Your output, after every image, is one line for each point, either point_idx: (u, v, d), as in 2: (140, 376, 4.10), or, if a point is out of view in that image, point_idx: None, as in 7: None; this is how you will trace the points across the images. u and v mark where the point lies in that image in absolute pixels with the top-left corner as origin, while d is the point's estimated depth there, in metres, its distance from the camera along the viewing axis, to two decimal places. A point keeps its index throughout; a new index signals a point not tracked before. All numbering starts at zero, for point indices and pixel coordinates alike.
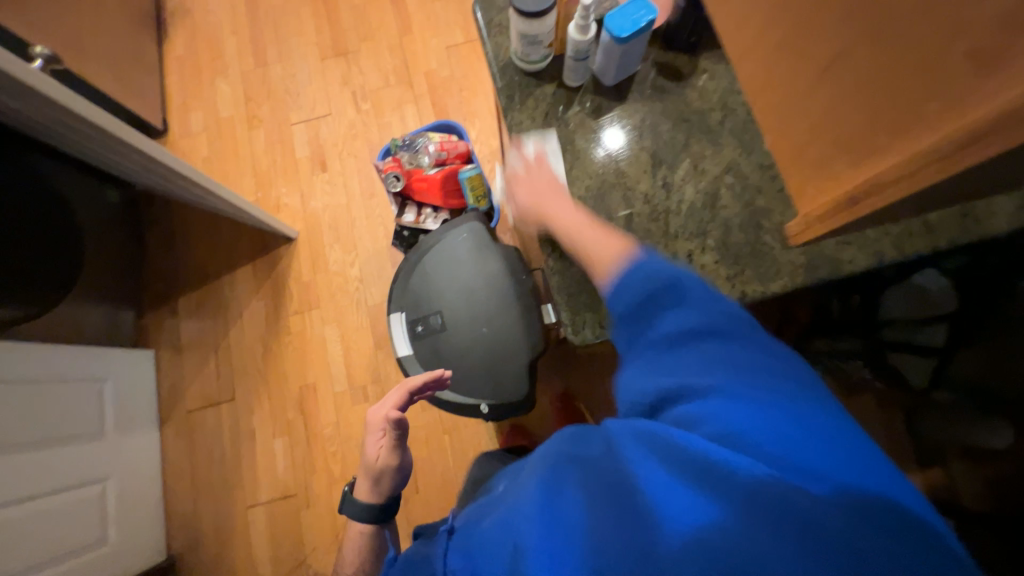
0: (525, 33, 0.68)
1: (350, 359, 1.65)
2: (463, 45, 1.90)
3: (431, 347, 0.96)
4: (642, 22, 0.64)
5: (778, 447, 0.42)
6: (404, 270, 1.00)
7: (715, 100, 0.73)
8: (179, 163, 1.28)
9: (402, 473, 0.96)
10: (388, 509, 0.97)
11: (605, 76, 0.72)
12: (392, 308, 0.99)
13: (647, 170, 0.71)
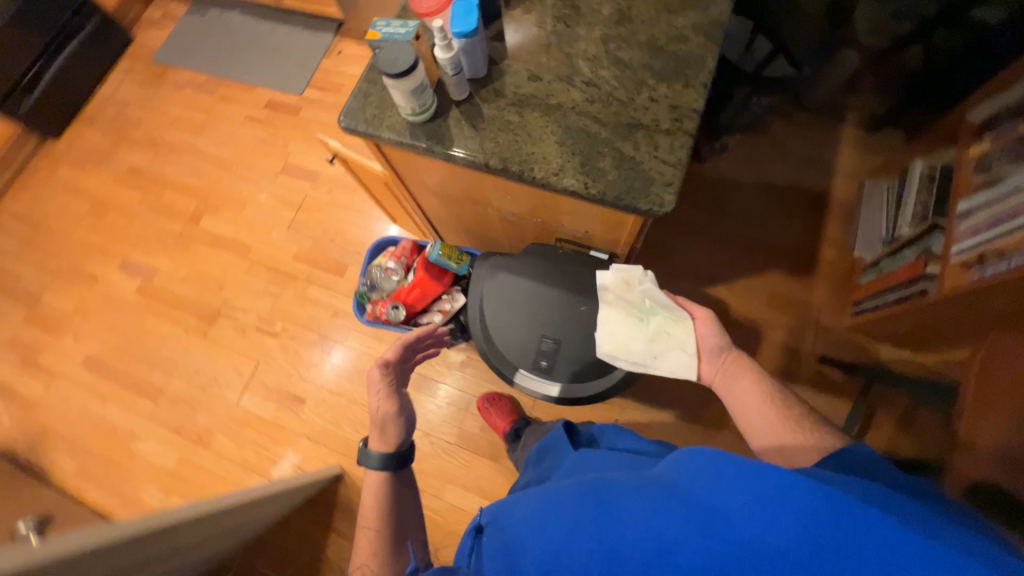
0: (413, 89, 0.74)
1: (489, 492, 1.52)
2: (299, 214, 1.94)
3: (566, 363, 0.99)
4: (473, 10, 0.75)
5: (833, 533, 0.40)
6: (486, 344, 1.01)
7: (548, 20, 0.87)
8: (204, 509, 1.11)
9: (410, 421, 0.96)
10: (406, 454, 0.92)
11: (477, 70, 0.82)
12: (512, 375, 0.99)
13: (568, 86, 0.81)
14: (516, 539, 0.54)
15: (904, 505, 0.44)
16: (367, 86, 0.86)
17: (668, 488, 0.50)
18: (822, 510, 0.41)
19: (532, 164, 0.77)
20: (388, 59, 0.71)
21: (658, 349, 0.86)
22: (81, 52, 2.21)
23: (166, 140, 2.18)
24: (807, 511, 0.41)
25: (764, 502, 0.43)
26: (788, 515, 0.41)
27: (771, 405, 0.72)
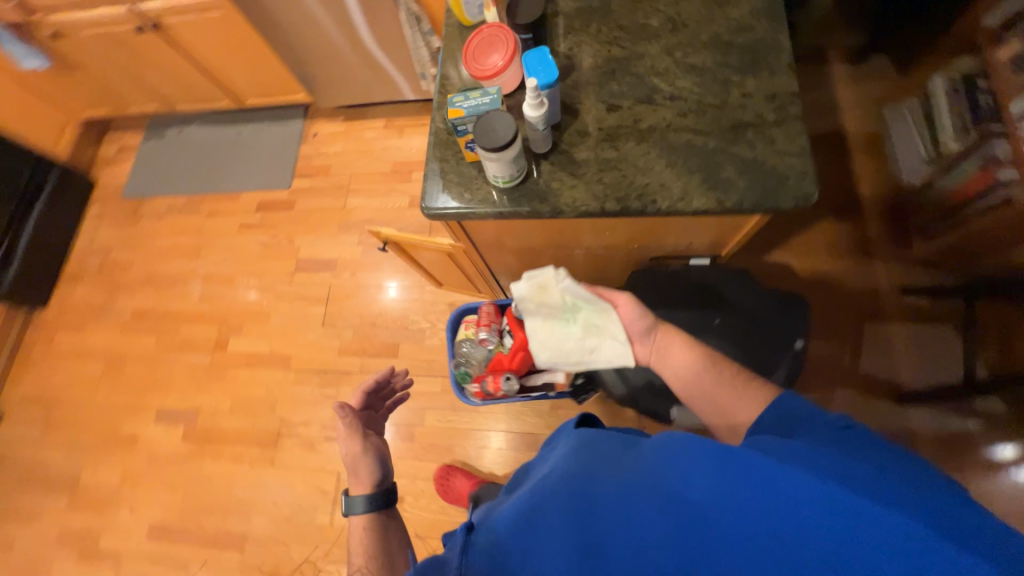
0: (513, 155, 0.69)
1: None
2: (330, 306, 1.86)
3: None
4: (549, 59, 0.71)
5: (829, 544, 0.42)
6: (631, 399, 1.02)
7: (600, 45, 0.84)
8: None
9: (385, 460, 0.96)
10: (389, 490, 0.89)
11: (554, 117, 0.77)
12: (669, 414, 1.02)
13: (652, 107, 0.78)
14: (508, 553, 0.52)
15: (881, 481, 0.46)
16: (443, 166, 0.82)
17: (654, 488, 0.49)
18: (824, 512, 0.43)
19: (652, 195, 0.73)
20: (487, 134, 0.66)
21: (591, 343, 0.90)
22: (49, 211, 2.09)
23: (165, 274, 2.06)
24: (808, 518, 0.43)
25: (768, 510, 0.44)
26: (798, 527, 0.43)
27: (707, 369, 0.78)
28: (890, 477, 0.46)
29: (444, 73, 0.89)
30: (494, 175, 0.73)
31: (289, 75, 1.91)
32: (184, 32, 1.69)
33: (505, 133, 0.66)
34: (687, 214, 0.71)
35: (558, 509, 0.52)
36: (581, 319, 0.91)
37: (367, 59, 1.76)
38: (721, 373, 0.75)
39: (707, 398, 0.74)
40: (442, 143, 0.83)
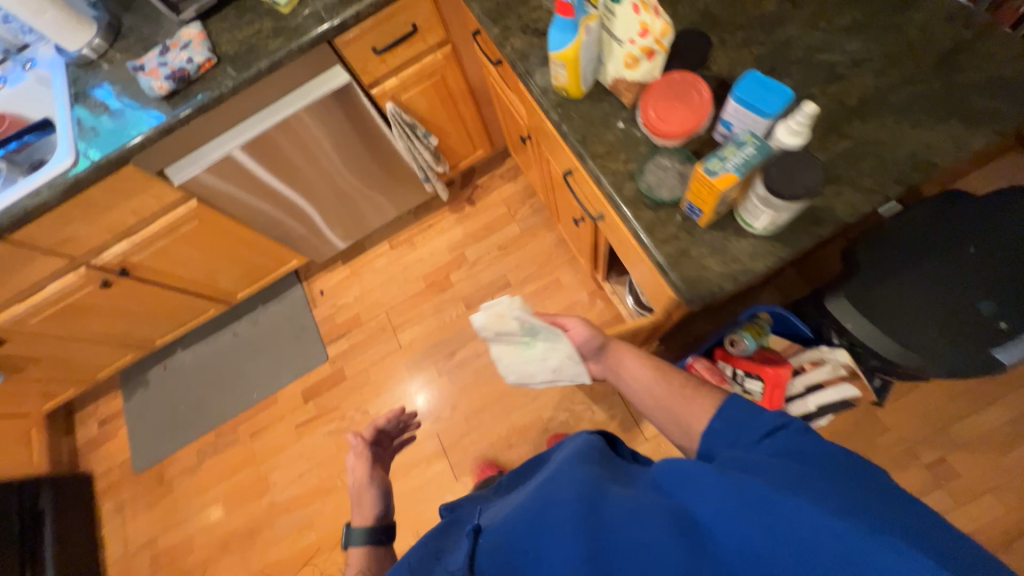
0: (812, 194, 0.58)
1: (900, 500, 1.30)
2: (449, 453, 1.62)
3: None
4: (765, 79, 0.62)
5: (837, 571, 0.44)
6: None
7: (739, 51, 0.77)
8: None
9: (388, 494, 0.92)
10: (387, 524, 0.86)
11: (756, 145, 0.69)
12: None
13: (844, 80, 0.71)
14: (520, 540, 0.58)
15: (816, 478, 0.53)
16: (678, 245, 0.69)
17: (682, 502, 0.55)
18: (768, 512, 0.49)
19: (931, 159, 0.65)
20: (797, 186, 0.55)
21: (552, 364, 0.97)
22: (63, 540, 1.66)
23: (238, 528, 1.70)
24: (750, 508, 0.50)
25: (729, 502, 0.51)
26: (755, 518, 0.49)
27: (661, 381, 0.84)
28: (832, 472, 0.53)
29: (586, 155, 0.77)
30: (776, 224, 0.62)
31: (277, 249, 1.69)
32: (153, 263, 1.44)
33: (814, 175, 0.55)
34: (971, 158, 0.65)
35: (585, 500, 0.58)
36: (540, 344, 0.97)
37: (361, 194, 1.60)
38: (678, 384, 0.82)
39: (665, 411, 0.80)
40: (656, 224, 0.70)
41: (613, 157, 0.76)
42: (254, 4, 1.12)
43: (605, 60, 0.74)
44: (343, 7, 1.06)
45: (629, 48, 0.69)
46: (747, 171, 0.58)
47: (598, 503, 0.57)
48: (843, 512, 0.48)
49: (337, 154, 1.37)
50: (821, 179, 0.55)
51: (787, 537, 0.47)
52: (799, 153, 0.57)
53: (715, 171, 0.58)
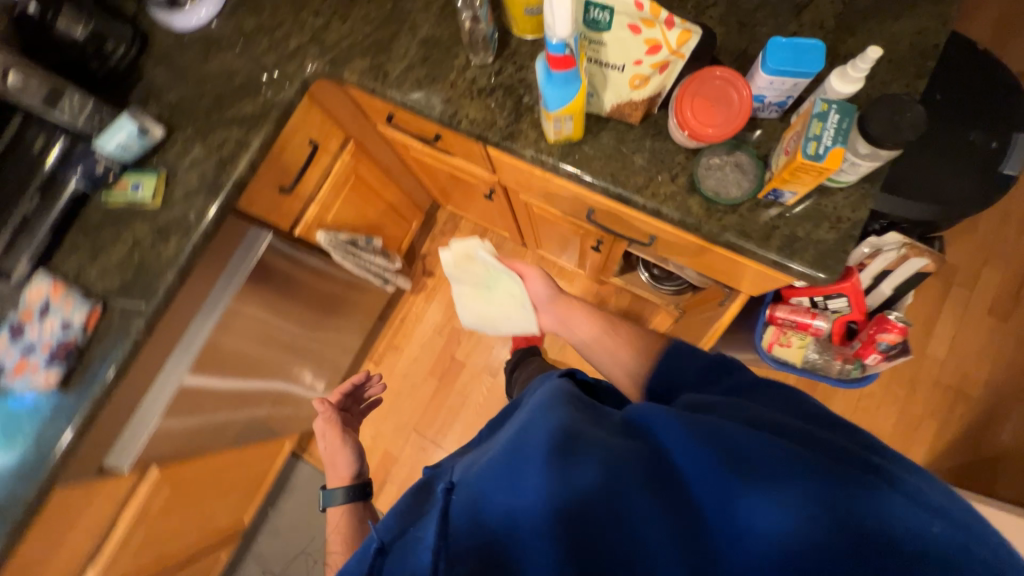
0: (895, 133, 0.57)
1: (934, 313, 1.46)
2: None
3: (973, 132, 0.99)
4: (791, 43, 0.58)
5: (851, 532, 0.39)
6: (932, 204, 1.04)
7: (700, 20, 0.73)
8: None
9: (363, 450, 0.96)
10: (364, 480, 0.91)
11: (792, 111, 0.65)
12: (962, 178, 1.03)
13: (810, 5, 0.71)
14: (492, 495, 0.47)
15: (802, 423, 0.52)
16: (781, 235, 0.64)
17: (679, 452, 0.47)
18: (768, 445, 0.46)
19: (929, 43, 0.67)
20: (905, 136, 0.53)
21: (511, 307, 1.06)
22: None
23: None
24: (745, 440, 0.47)
25: (725, 429, 0.48)
26: (744, 441, 0.46)
27: (613, 337, 0.87)
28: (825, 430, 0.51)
29: (630, 194, 0.69)
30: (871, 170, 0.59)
31: (267, 444, 1.38)
32: (140, 564, 1.10)
33: (915, 117, 0.53)
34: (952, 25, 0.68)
35: (571, 447, 0.49)
36: (501, 285, 1.06)
37: (325, 337, 1.36)
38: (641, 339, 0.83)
39: (619, 364, 0.81)
40: (748, 226, 0.65)
41: (657, 182, 0.69)
42: (105, 216, 0.85)
43: (601, 88, 0.64)
44: (228, 167, 0.84)
45: (639, 68, 0.60)
46: (846, 140, 0.54)
47: (575, 446, 0.49)
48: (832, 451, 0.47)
49: (290, 316, 1.14)
50: (922, 118, 0.53)
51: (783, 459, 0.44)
52: (886, 98, 0.54)
53: (818, 153, 0.53)
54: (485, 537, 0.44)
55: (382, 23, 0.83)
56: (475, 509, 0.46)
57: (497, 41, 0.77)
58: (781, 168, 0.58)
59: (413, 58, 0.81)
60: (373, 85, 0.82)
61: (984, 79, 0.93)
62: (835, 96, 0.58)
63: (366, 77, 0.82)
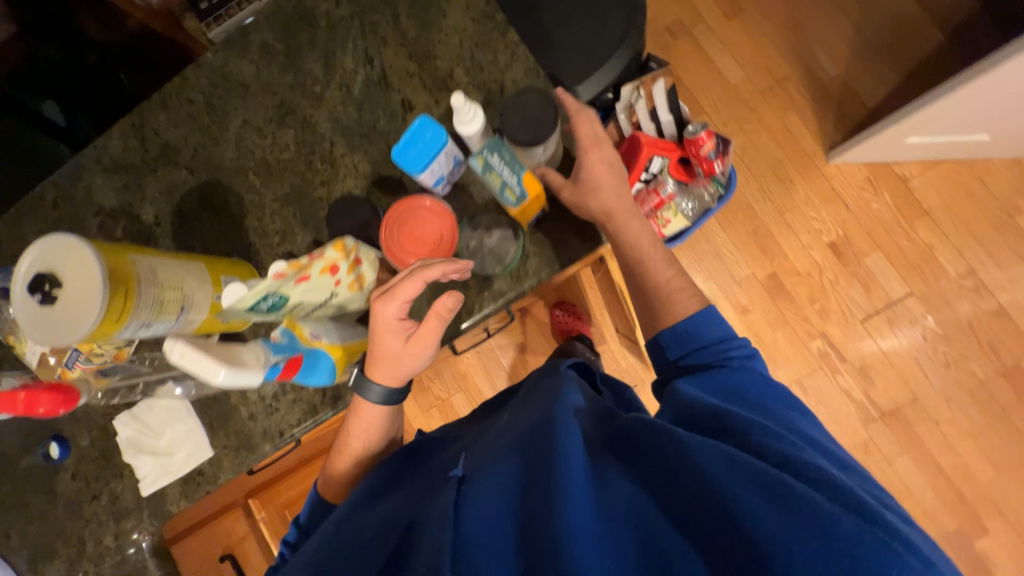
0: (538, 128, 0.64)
1: (710, 61, 1.57)
2: None
3: None
4: (406, 138, 0.56)
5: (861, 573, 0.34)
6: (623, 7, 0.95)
7: (342, 168, 0.71)
8: None
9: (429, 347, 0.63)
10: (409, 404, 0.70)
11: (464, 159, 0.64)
12: None
13: (388, 73, 0.70)
14: (512, 500, 0.45)
15: (806, 441, 0.47)
16: (572, 231, 0.66)
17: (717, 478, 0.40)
18: (773, 494, 0.38)
19: (480, 5, 0.69)
20: (548, 123, 0.61)
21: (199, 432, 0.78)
22: None
23: None
24: (745, 477, 0.40)
25: (726, 459, 0.41)
26: (742, 475, 0.40)
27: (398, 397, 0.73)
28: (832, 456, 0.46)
29: (460, 329, 0.67)
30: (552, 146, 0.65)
31: None
32: None
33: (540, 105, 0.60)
34: None
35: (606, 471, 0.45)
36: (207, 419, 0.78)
37: None
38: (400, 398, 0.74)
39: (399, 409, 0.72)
40: (548, 251, 0.66)
41: (463, 299, 0.66)
42: None
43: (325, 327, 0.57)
44: None
45: (344, 279, 0.56)
46: (521, 161, 0.54)
47: (613, 472, 0.45)
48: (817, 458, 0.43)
49: None
50: (548, 103, 0.61)
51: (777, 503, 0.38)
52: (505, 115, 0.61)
53: (520, 194, 0.53)
54: (492, 524, 0.44)
55: (147, 445, 0.74)
56: (487, 494, 0.47)
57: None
58: (514, 213, 0.57)
59: (197, 435, 0.73)
60: (202, 488, 0.73)
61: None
62: (473, 138, 0.57)
63: (190, 491, 0.73)
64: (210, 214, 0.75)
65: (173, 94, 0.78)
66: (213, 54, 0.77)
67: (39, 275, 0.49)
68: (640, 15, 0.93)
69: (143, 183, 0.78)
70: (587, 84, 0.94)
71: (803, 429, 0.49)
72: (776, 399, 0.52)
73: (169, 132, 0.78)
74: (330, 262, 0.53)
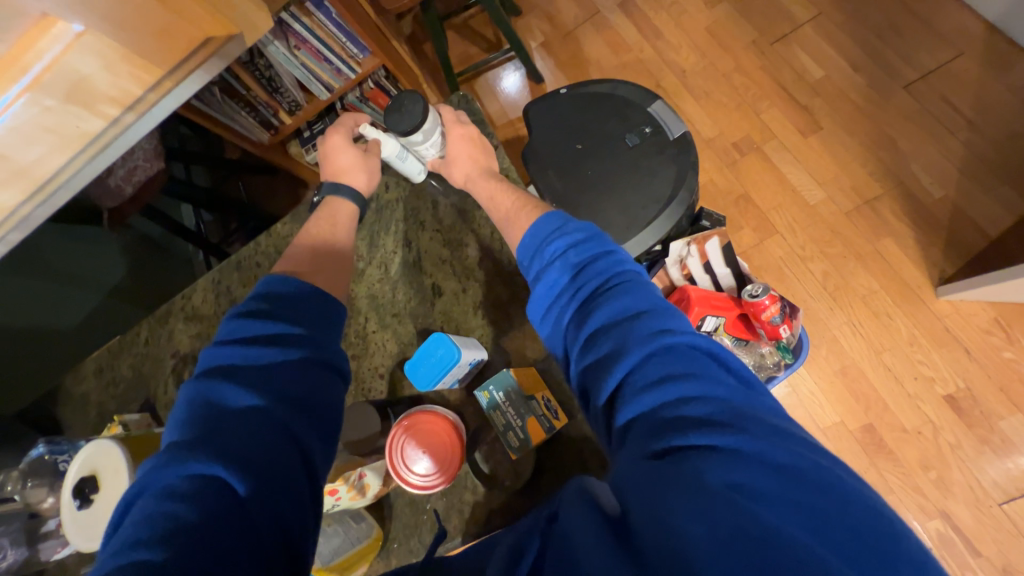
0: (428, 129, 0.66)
1: (784, 180, 1.46)
2: None
3: (639, 112, 0.98)
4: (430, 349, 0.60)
5: None
6: (677, 161, 0.92)
7: (370, 343, 0.73)
8: None
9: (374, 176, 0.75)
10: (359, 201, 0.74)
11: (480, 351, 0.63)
12: (672, 137, 0.94)
13: (423, 256, 0.74)
14: None
15: (753, 428, 0.34)
16: (592, 446, 0.59)
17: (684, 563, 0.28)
18: (732, 551, 0.28)
19: None
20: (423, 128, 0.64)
21: None
22: None
23: None
24: (673, 505, 0.30)
25: (664, 494, 0.31)
26: (681, 508, 0.30)
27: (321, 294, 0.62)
28: (781, 442, 0.33)
29: (463, 538, 0.62)
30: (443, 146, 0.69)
31: None
32: None
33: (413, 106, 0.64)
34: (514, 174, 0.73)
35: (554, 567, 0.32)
36: None
37: None
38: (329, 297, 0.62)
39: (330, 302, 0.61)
40: (563, 465, 0.60)
41: (469, 504, 0.62)
42: None
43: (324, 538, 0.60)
44: None
45: (343, 497, 0.58)
46: (527, 404, 0.59)
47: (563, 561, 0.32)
48: (783, 472, 0.31)
49: None
50: (418, 96, 0.64)
51: (744, 572, 0.27)
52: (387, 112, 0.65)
53: (522, 438, 0.59)
54: None
55: None
56: None
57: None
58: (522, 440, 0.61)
59: None
60: None
61: (588, 103, 1.01)
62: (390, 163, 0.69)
63: None
64: None
65: (247, 257, 0.88)
66: (282, 225, 0.87)
67: (84, 477, 0.55)
68: (692, 176, 0.90)
69: (212, 334, 0.88)
70: (634, 241, 0.90)
71: (735, 403, 0.37)
72: (698, 358, 0.41)
73: (240, 290, 0.88)
74: (331, 487, 0.56)
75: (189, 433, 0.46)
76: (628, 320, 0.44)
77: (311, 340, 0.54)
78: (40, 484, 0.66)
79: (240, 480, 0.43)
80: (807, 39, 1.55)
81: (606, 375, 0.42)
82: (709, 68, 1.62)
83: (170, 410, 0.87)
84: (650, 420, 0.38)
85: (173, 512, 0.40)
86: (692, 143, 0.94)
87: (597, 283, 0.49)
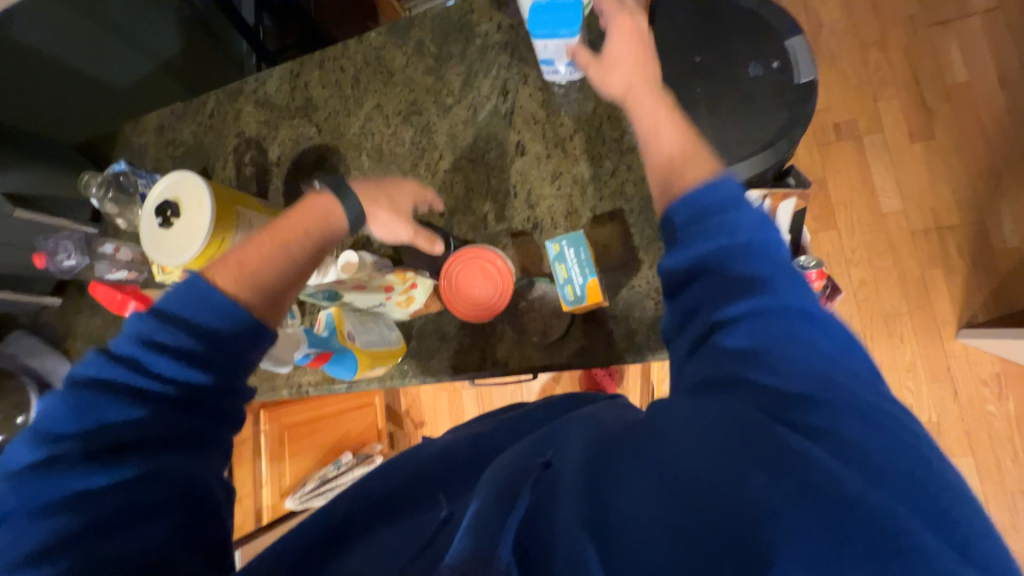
0: None
1: (867, 180, 1.39)
2: None
3: (773, 42, 0.89)
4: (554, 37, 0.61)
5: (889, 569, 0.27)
6: (791, 107, 0.87)
7: (439, 181, 0.74)
8: None
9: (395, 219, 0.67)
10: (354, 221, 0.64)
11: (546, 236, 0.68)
12: (795, 80, 0.87)
13: (516, 110, 0.72)
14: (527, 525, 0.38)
15: (843, 400, 0.36)
16: (620, 334, 0.63)
17: (733, 469, 0.33)
18: (779, 466, 0.32)
19: None
20: None
21: None
22: None
23: None
24: (737, 444, 0.34)
25: (731, 432, 0.35)
26: (739, 431, 0.35)
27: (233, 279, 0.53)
28: (853, 399, 0.37)
29: (478, 374, 0.69)
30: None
31: None
32: None
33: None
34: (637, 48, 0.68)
35: (609, 463, 0.39)
36: None
37: None
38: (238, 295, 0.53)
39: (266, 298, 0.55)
40: (589, 343, 0.64)
41: (491, 350, 0.68)
42: None
43: (363, 330, 0.64)
44: None
45: (395, 295, 0.65)
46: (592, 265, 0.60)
47: (618, 459, 0.39)
48: (850, 444, 0.34)
49: None
50: None
51: (785, 481, 0.31)
52: None
53: (579, 295, 0.60)
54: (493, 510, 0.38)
55: None
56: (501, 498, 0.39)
57: (296, 311, 0.72)
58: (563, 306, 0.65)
59: None
60: None
61: (724, 14, 0.92)
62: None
63: None
64: (319, 174, 0.83)
65: (332, 56, 0.85)
66: (376, 34, 0.82)
67: (166, 201, 0.58)
68: (798, 128, 0.85)
69: (280, 125, 0.87)
70: None
71: (835, 380, 0.38)
72: (812, 327, 0.42)
73: (317, 89, 0.86)
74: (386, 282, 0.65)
75: (81, 440, 0.43)
76: (760, 279, 0.44)
77: (217, 362, 0.49)
78: (117, 199, 0.68)
79: (138, 464, 0.43)
80: (969, 33, 1.37)
81: (723, 318, 0.43)
82: (848, 30, 1.45)
83: (226, 184, 0.90)
84: (730, 359, 0.41)
85: (57, 528, 0.39)
86: (814, 93, 0.87)
87: (733, 229, 0.46)
